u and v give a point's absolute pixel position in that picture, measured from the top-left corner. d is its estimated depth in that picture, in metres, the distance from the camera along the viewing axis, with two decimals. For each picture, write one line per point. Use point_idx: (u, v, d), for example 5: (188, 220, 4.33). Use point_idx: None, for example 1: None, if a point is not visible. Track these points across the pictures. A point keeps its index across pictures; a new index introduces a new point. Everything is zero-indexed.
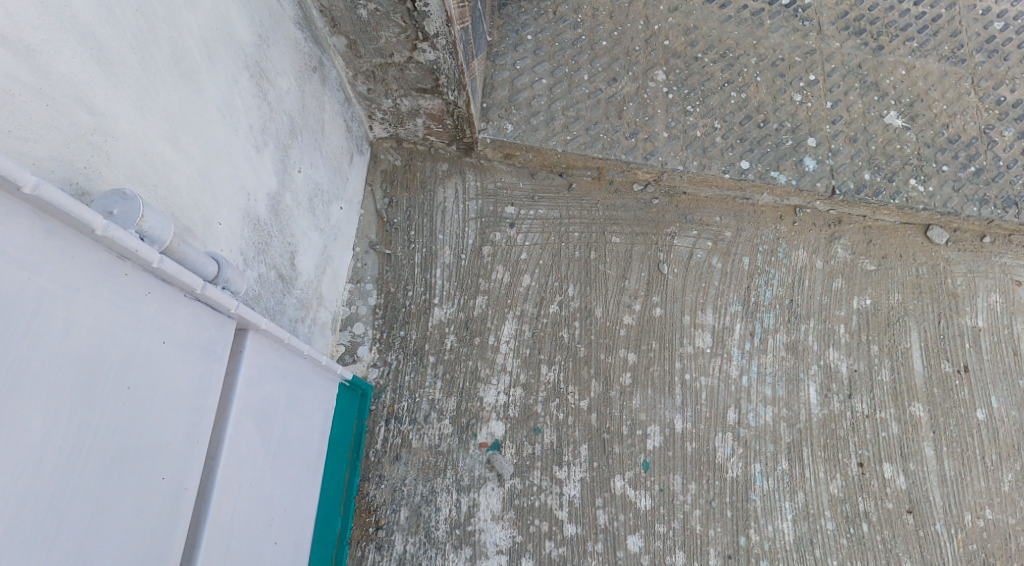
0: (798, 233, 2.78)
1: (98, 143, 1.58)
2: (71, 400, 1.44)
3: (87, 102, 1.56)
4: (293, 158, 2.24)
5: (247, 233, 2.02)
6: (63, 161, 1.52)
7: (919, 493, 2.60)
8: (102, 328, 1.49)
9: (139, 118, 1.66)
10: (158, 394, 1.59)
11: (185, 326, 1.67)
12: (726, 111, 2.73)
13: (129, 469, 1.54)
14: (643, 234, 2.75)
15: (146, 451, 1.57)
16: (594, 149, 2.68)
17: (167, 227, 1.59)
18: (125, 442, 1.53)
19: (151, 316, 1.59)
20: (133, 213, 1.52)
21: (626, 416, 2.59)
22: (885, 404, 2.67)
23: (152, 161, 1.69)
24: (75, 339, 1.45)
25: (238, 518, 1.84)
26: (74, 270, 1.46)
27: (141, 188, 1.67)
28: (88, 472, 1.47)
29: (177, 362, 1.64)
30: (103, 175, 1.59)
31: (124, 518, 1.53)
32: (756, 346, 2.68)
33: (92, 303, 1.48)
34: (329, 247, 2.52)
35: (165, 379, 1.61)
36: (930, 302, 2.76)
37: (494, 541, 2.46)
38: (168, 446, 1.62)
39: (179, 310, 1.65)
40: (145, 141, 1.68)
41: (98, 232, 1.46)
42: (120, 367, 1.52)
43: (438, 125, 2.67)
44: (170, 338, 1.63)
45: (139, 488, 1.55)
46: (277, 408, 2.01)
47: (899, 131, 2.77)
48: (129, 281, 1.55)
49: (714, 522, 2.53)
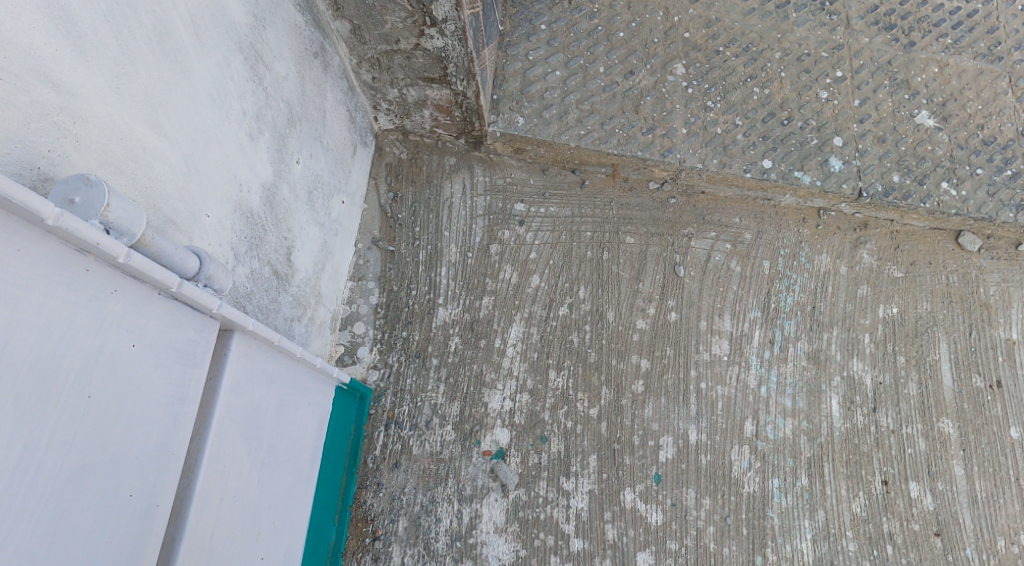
0: (821, 237, 2.65)
1: (65, 124, 1.47)
2: (18, 407, 1.33)
3: (52, 79, 1.45)
4: (291, 147, 2.14)
5: (240, 225, 1.92)
6: (24, 143, 1.42)
7: (948, 514, 2.46)
8: (57, 330, 1.39)
9: (114, 99, 1.56)
10: (124, 402, 1.49)
11: (159, 327, 1.56)
12: (748, 107, 2.61)
13: (88, 484, 1.43)
14: (660, 234, 2.62)
15: (111, 464, 1.46)
16: (609, 145, 2.56)
17: (138, 217, 1.48)
18: (84, 454, 1.42)
19: (118, 315, 1.49)
20: (96, 201, 1.42)
21: (638, 425, 2.46)
22: (912, 420, 2.53)
23: (130, 145, 1.59)
24: (25, 341, 1.35)
25: (220, 534, 1.72)
26: (24, 266, 1.35)
27: (116, 175, 1.57)
28: (42, 485, 1.36)
29: (146, 367, 1.53)
30: (72, 159, 1.49)
31: (85, 536, 1.42)
32: (776, 354, 2.55)
33: (42, 301, 1.37)
34: (329, 242, 2.41)
35: (133, 385, 1.50)
36: (961, 312, 2.62)
37: (497, 555, 2.34)
38: (135, 460, 1.51)
39: (151, 310, 1.55)
40: (121, 124, 1.57)
41: (50, 221, 1.36)
42: (78, 372, 1.41)
43: (446, 117, 2.57)
44: (140, 341, 1.52)
45: (102, 504, 1.45)
46: (266, 413, 1.90)
47: (931, 132, 2.65)
48: (91, 277, 1.45)
49: (729, 540, 2.40)
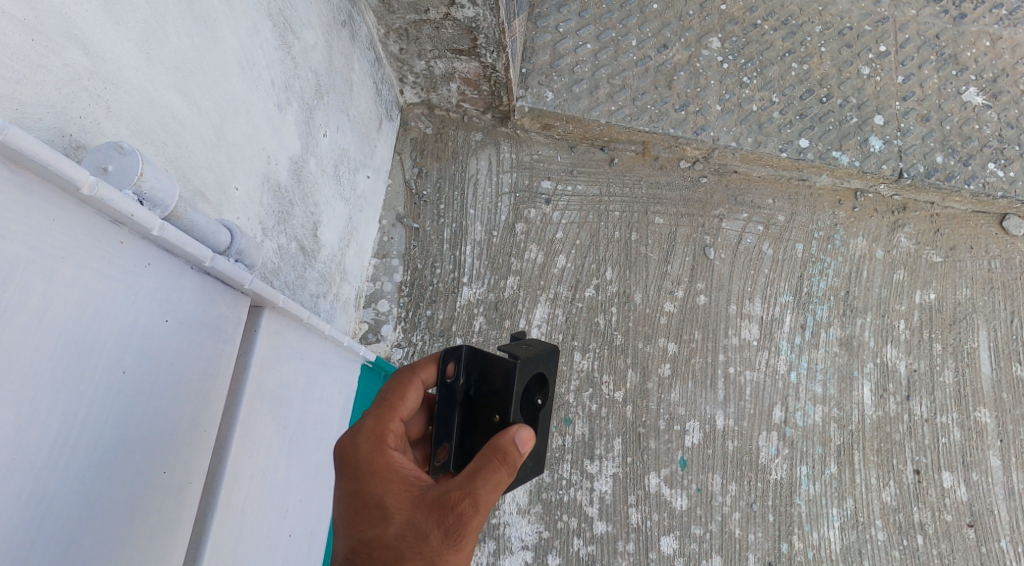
0: (858, 219, 2.57)
1: (95, 90, 1.42)
2: (54, 383, 1.30)
3: (82, 42, 1.39)
4: (318, 120, 2.10)
5: (267, 199, 1.88)
6: (55, 109, 1.36)
7: (981, 505, 2.40)
8: (91, 305, 1.35)
9: (145, 65, 1.50)
10: (158, 379, 1.47)
11: (192, 303, 1.54)
12: (785, 83, 2.54)
13: (124, 461, 1.41)
14: (690, 215, 2.56)
15: (144, 442, 1.45)
16: (640, 121, 2.50)
17: (171, 188, 1.45)
18: (118, 432, 1.40)
19: (152, 290, 1.46)
20: (130, 170, 1.38)
21: (664, 409, 2.42)
22: (947, 408, 2.45)
23: (160, 113, 1.54)
24: (60, 316, 1.31)
25: (249, 512, 1.70)
26: (58, 237, 1.31)
27: (147, 144, 1.52)
28: (76, 465, 1.34)
29: (180, 343, 1.52)
30: (103, 127, 1.44)
31: (119, 516, 1.40)
32: (808, 340, 2.49)
33: (76, 273, 1.33)
34: (354, 218, 2.38)
35: (167, 362, 1.49)
36: (1002, 299, 2.53)
37: (519, 535, 2.32)
38: (169, 437, 1.50)
39: (183, 284, 1.53)
40: (152, 91, 1.52)
41: (84, 190, 1.32)
42: (113, 349, 1.39)
43: (474, 91, 2.53)
44: (173, 316, 1.50)
45: (135, 482, 1.43)
46: (294, 392, 1.88)
47: (979, 110, 2.54)
48: (124, 249, 1.41)
49: (755, 526, 2.36)
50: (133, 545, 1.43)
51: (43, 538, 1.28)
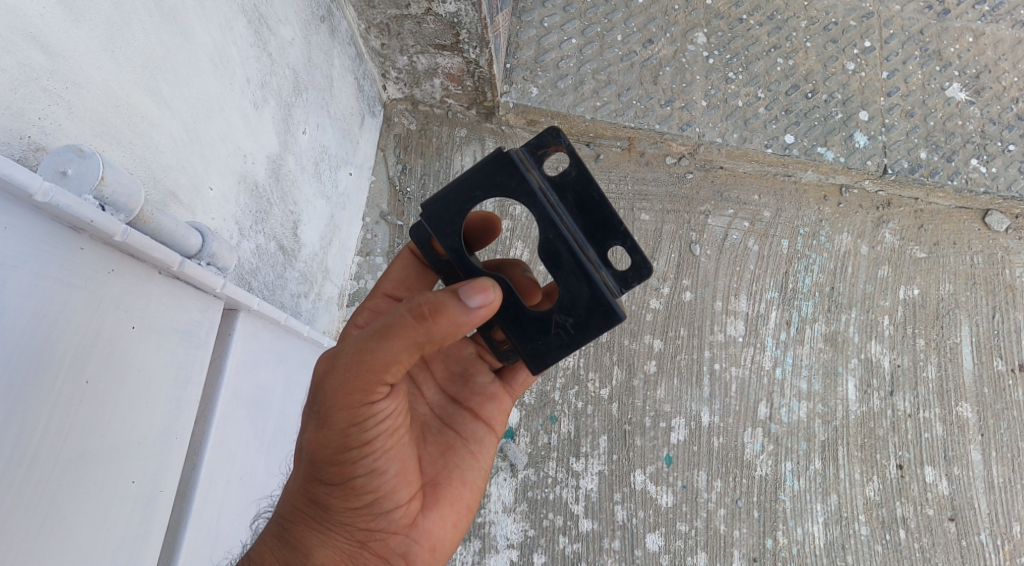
0: (843, 215, 2.57)
1: (56, 90, 1.37)
2: (9, 393, 1.27)
3: (40, 40, 1.35)
4: (297, 117, 2.06)
5: (245, 199, 1.84)
6: (12, 110, 1.32)
7: (963, 499, 2.41)
8: (50, 313, 1.33)
9: (110, 63, 1.46)
10: (124, 387, 1.44)
11: (159, 308, 1.51)
12: (771, 78, 2.53)
13: (90, 472, 1.38)
14: (676, 211, 2.54)
15: (112, 451, 1.42)
16: (626, 117, 2.49)
17: (136, 191, 1.40)
18: (83, 442, 1.37)
19: (116, 297, 1.43)
20: (90, 174, 1.34)
21: (650, 407, 2.41)
22: (930, 404, 2.47)
23: (127, 113, 1.49)
24: (14, 325, 1.28)
25: (226, 518, 1.68)
26: (13, 245, 1.28)
27: (113, 145, 1.47)
28: (36, 477, 1.31)
29: (147, 349, 1.48)
30: (65, 128, 1.39)
31: (84, 528, 1.37)
32: (793, 336, 2.49)
33: (32, 281, 1.31)
34: (336, 216, 2.34)
35: (133, 369, 1.45)
36: (984, 295, 2.54)
37: (505, 534, 2.31)
38: (138, 446, 1.46)
39: (151, 290, 1.50)
40: (118, 90, 1.48)
41: (38, 197, 1.29)
42: (74, 358, 1.36)
43: (457, 87, 2.50)
44: (140, 323, 1.47)
45: (103, 494, 1.40)
46: (273, 394, 1.85)
47: (961, 106, 2.55)
48: (86, 256, 1.38)
49: (740, 523, 2.36)
50: (101, 556, 1.40)
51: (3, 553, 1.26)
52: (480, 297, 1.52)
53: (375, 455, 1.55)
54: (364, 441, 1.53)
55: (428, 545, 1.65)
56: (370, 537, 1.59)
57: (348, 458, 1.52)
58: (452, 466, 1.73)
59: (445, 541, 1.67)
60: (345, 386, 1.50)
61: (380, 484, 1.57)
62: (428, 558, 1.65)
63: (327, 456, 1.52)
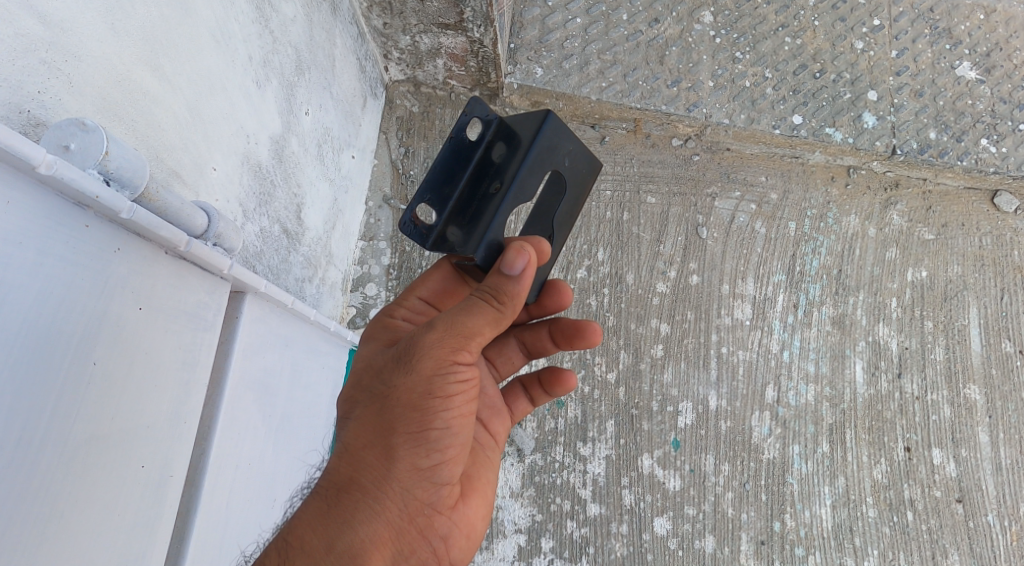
0: (850, 197, 2.54)
1: (55, 64, 1.34)
2: (15, 375, 1.25)
3: (37, 11, 1.32)
4: (299, 98, 2.02)
5: (248, 180, 1.81)
6: (10, 83, 1.29)
7: (970, 481, 2.40)
8: (56, 294, 1.30)
9: (110, 37, 1.42)
10: (132, 370, 1.42)
11: (166, 289, 1.49)
12: (778, 58, 2.50)
13: (99, 455, 1.36)
14: (682, 194, 2.52)
15: (121, 435, 1.40)
16: (632, 98, 2.46)
17: (140, 168, 1.38)
18: (92, 425, 1.35)
19: (123, 277, 1.40)
20: (94, 148, 1.31)
21: (657, 391, 2.40)
22: (938, 386, 2.45)
23: (129, 89, 1.46)
24: (19, 305, 1.25)
25: (235, 503, 1.66)
26: (16, 221, 1.25)
27: (115, 122, 1.44)
28: (45, 461, 1.29)
29: (155, 331, 1.46)
30: (64, 104, 1.36)
31: (93, 513, 1.35)
32: (800, 319, 2.47)
33: (36, 261, 1.28)
34: (339, 200, 2.32)
35: (141, 352, 1.43)
36: (993, 276, 2.52)
37: (513, 519, 2.31)
38: (147, 430, 1.44)
39: (158, 270, 1.47)
40: (119, 65, 1.44)
41: (42, 169, 1.26)
42: (81, 340, 1.34)
43: (460, 67, 2.46)
44: (147, 304, 1.44)
45: (113, 479, 1.38)
46: (280, 380, 1.84)
47: (972, 85, 2.52)
48: (91, 234, 1.36)
49: (748, 506, 2.35)
50: (113, 541, 1.38)
51: (13, 536, 1.24)
52: (521, 257, 1.53)
53: (452, 412, 1.54)
54: (448, 396, 1.53)
55: (464, 532, 1.64)
56: (420, 511, 1.55)
57: (433, 409, 1.52)
58: (479, 463, 1.76)
59: (477, 533, 1.67)
60: (439, 340, 1.53)
61: (449, 447, 1.55)
62: (461, 546, 1.64)
63: (413, 404, 1.52)
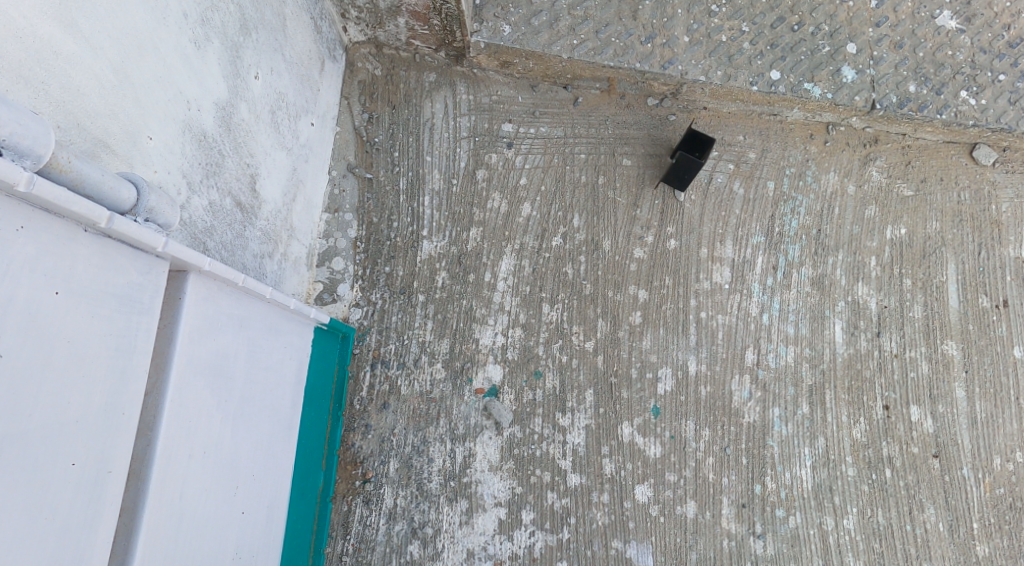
0: (829, 154, 2.49)
1: None
2: None
3: None
4: (247, 60, 1.89)
5: (192, 150, 1.70)
6: None
7: (946, 436, 2.41)
8: None
9: None
10: (52, 360, 1.31)
11: (88, 271, 1.37)
12: (755, 11, 2.40)
13: (17, 455, 1.27)
14: (658, 155, 2.44)
15: (44, 432, 1.30)
16: (605, 56, 2.36)
17: (40, 136, 1.28)
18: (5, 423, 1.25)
19: (31, 259, 1.29)
20: None
21: (636, 357, 2.35)
22: (916, 343, 2.44)
23: (37, 49, 1.36)
24: None
25: (189, 493, 1.59)
26: None
27: (18, 85, 1.34)
28: None
29: (76, 317, 1.35)
30: None
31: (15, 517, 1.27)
32: (780, 281, 2.43)
33: None
34: (299, 169, 2.20)
35: (61, 340, 1.33)
36: (971, 231, 2.49)
37: (492, 493, 2.26)
38: (74, 424, 1.35)
39: (78, 250, 1.36)
40: (20, 21, 1.34)
41: None
42: None
43: (423, 26, 2.33)
44: (65, 288, 1.34)
45: (37, 479, 1.30)
46: (235, 362, 1.74)
47: (952, 35, 2.44)
48: None
49: (729, 470, 2.33)
50: (39, 547, 1.30)
51: None
52: None
53: None
54: None
55: None
56: None
57: None
58: None
59: None
60: None
61: None
62: None
63: None
